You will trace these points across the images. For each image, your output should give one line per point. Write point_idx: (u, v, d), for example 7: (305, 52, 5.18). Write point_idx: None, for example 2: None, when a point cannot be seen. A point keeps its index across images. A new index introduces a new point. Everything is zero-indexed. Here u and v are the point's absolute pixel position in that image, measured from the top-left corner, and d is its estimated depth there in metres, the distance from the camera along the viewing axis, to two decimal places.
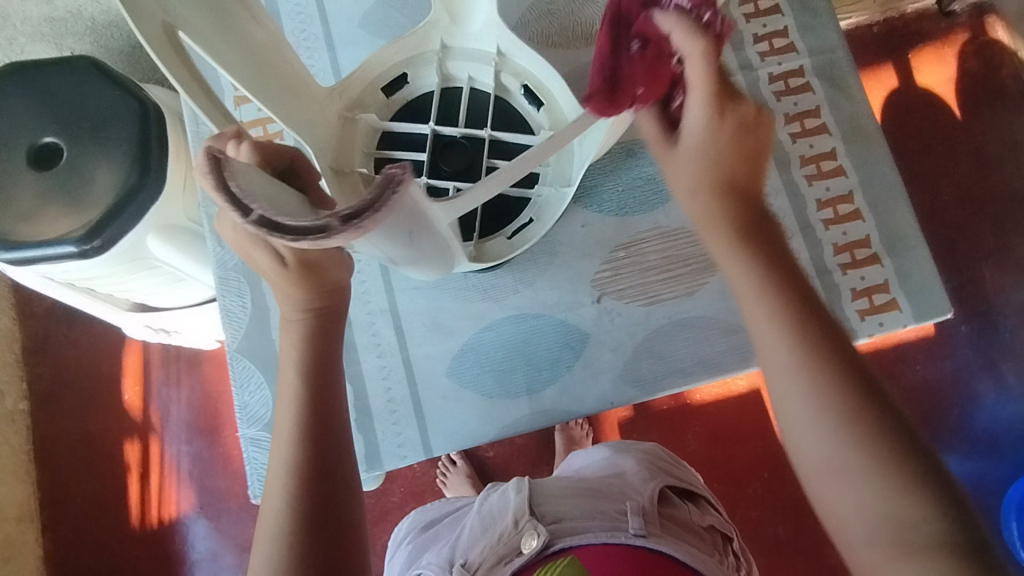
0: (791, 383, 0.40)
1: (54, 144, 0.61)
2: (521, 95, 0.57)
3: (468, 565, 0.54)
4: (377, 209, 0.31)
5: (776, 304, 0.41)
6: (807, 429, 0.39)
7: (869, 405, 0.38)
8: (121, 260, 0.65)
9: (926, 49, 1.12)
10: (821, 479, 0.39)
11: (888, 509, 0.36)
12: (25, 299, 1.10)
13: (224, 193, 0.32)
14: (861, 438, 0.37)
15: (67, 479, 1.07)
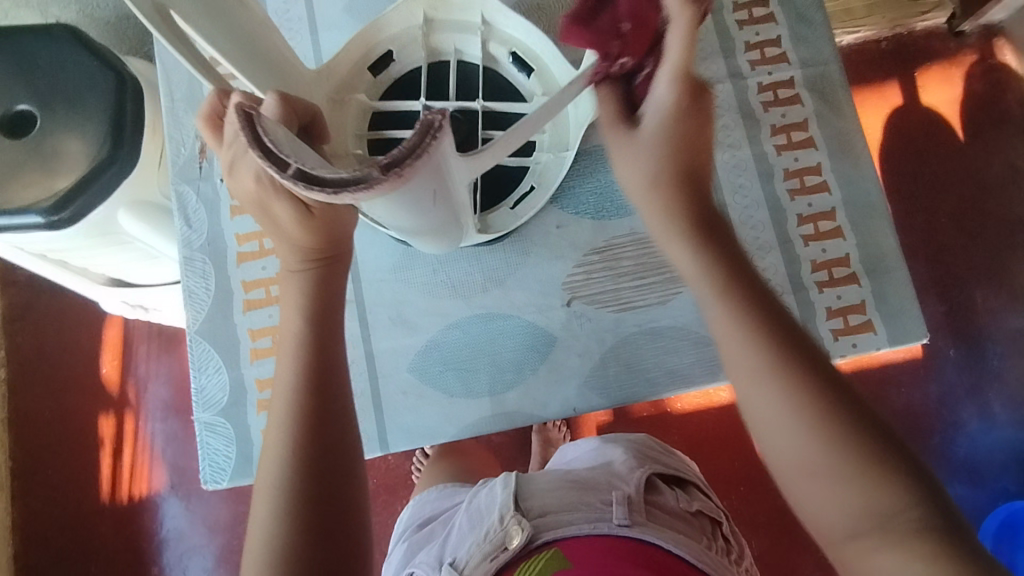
0: (754, 385, 0.39)
1: (28, 112, 0.60)
2: (510, 64, 0.55)
3: (457, 563, 0.53)
4: (416, 158, 0.29)
5: (736, 305, 0.39)
6: (777, 431, 0.38)
7: (834, 400, 0.38)
8: (92, 235, 0.65)
9: (933, 68, 1.10)
10: (796, 479, 0.38)
11: (866, 507, 0.36)
12: (7, 267, 1.09)
13: (258, 147, 0.30)
14: (832, 440, 0.37)
15: (39, 450, 1.06)
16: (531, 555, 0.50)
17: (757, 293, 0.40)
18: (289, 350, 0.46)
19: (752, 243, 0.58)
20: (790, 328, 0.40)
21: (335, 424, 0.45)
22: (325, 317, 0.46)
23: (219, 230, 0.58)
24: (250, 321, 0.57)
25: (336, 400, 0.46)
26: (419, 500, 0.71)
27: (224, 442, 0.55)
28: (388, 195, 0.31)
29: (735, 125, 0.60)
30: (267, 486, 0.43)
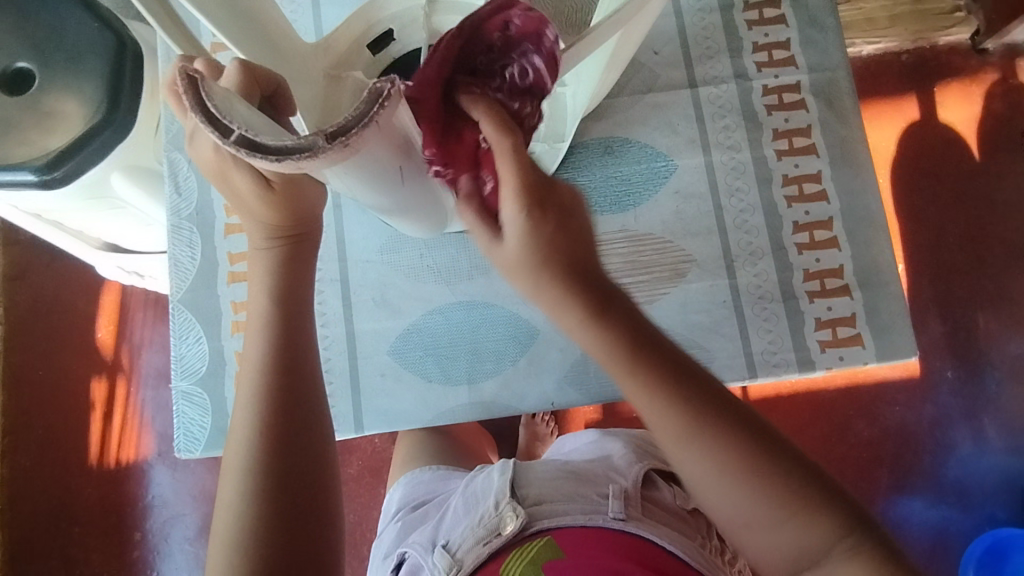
0: (683, 454, 0.40)
1: (27, 69, 0.60)
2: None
3: (450, 545, 0.53)
4: (365, 126, 0.29)
5: (654, 380, 0.38)
6: (711, 489, 0.40)
7: (759, 458, 0.39)
8: (85, 196, 0.65)
9: (953, 84, 1.08)
10: (734, 528, 0.41)
11: (800, 546, 0.39)
12: (11, 227, 1.10)
13: (201, 112, 0.29)
14: (763, 496, 0.39)
15: (31, 408, 1.06)
16: (525, 542, 0.50)
17: (673, 364, 0.39)
18: (257, 326, 0.46)
19: (744, 248, 0.57)
20: (712, 391, 0.39)
21: (304, 402, 0.46)
22: (295, 294, 0.46)
23: (209, 200, 0.58)
24: (234, 294, 0.57)
25: (305, 378, 0.46)
26: (411, 479, 0.68)
27: (199, 412, 0.55)
28: (337, 165, 0.31)
29: (737, 126, 0.59)
30: (237, 459, 0.44)
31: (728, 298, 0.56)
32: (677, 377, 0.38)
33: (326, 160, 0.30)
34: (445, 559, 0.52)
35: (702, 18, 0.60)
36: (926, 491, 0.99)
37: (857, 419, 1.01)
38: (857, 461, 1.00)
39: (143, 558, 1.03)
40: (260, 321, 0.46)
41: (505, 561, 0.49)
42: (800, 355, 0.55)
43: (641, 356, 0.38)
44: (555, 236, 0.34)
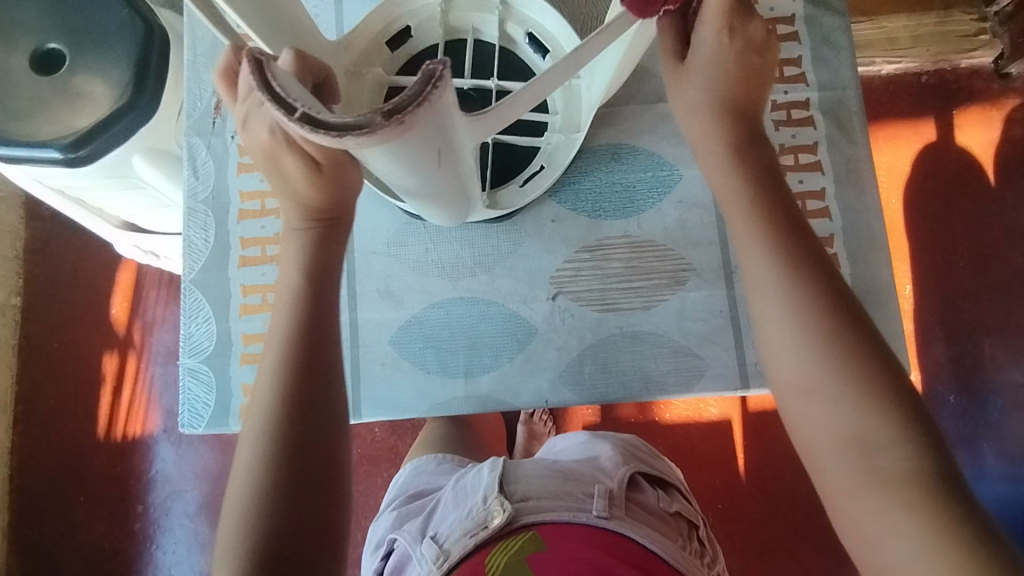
0: (769, 305, 0.42)
1: (57, 50, 0.63)
2: (527, 46, 0.55)
3: (438, 537, 0.54)
4: (419, 105, 0.29)
5: (770, 227, 0.43)
6: (788, 345, 0.41)
7: (845, 324, 0.40)
8: (107, 175, 0.67)
9: (972, 108, 1.08)
10: (795, 399, 0.41)
11: (858, 423, 0.38)
12: (35, 201, 1.13)
13: (268, 92, 0.30)
14: (839, 361, 0.39)
15: (45, 378, 1.09)
16: (509, 535, 0.52)
17: (790, 223, 0.43)
18: (286, 307, 0.46)
19: None
20: (819, 259, 0.42)
21: (319, 388, 0.45)
22: (322, 279, 0.47)
23: (226, 185, 0.60)
24: (244, 277, 0.58)
25: (324, 363, 0.46)
26: (416, 465, 0.70)
27: (204, 389, 0.57)
28: (390, 145, 0.31)
29: None
30: (252, 439, 0.44)
31: (725, 308, 0.57)
32: (790, 233, 0.43)
33: (382, 138, 0.30)
34: (433, 550, 0.53)
35: None
36: None
37: None
38: None
39: (143, 531, 1.06)
40: (287, 303, 0.46)
41: (488, 552, 0.51)
42: None
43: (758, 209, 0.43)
44: (733, 68, 0.45)
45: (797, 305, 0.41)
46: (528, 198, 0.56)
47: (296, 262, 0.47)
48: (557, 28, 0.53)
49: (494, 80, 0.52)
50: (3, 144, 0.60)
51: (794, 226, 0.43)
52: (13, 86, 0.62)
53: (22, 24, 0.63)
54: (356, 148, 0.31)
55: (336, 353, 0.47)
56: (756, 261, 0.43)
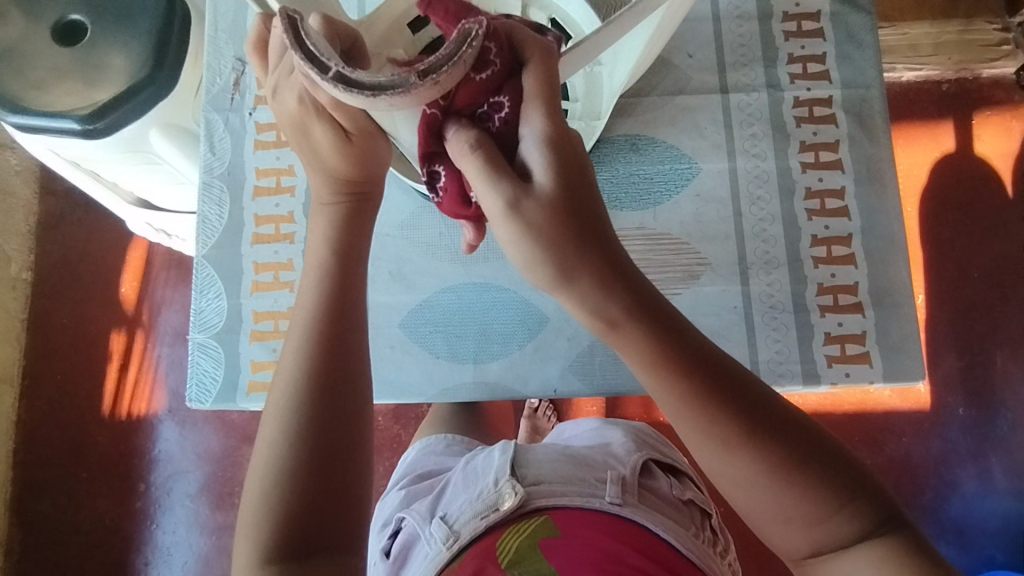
0: (711, 457, 0.43)
1: (80, 22, 0.63)
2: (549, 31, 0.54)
3: (448, 518, 0.54)
4: (454, 64, 0.30)
5: (693, 389, 0.41)
6: (738, 487, 0.43)
7: (783, 456, 0.42)
8: (123, 149, 0.67)
9: (993, 117, 1.07)
10: (760, 524, 0.44)
11: (819, 533, 0.42)
12: (49, 176, 1.14)
13: (301, 52, 0.30)
14: (789, 495, 0.42)
15: (51, 354, 1.10)
16: (521, 519, 0.51)
17: (709, 372, 0.41)
18: (312, 283, 0.46)
19: (759, 256, 0.57)
20: (743, 398, 0.42)
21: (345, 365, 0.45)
22: (350, 256, 0.46)
23: (242, 161, 0.60)
24: (257, 254, 0.58)
25: (350, 343, 0.45)
26: (425, 445, 0.70)
27: (213, 364, 0.57)
28: (422, 105, 0.32)
29: (764, 135, 0.59)
30: (275, 415, 0.43)
31: (738, 304, 0.56)
32: (714, 385, 0.41)
33: (415, 98, 0.30)
34: (443, 530, 0.53)
35: (740, 25, 0.61)
36: (924, 525, 0.97)
37: (863, 445, 0.99)
38: None
39: (144, 509, 1.06)
40: (315, 279, 0.46)
41: (501, 534, 0.50)
42: (806, 368, 0.55)
43: (670, 367, 0.40)
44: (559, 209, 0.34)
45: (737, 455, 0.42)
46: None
47: (324, 236, 0.46)
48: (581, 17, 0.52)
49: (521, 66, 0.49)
50: (23, 114, 0.60)
51: (714, 374, 0.41)
52: (35, 57, 0.62)
53: None
54: (388, 109, 0.31)
55: (360, 333, 0.46)
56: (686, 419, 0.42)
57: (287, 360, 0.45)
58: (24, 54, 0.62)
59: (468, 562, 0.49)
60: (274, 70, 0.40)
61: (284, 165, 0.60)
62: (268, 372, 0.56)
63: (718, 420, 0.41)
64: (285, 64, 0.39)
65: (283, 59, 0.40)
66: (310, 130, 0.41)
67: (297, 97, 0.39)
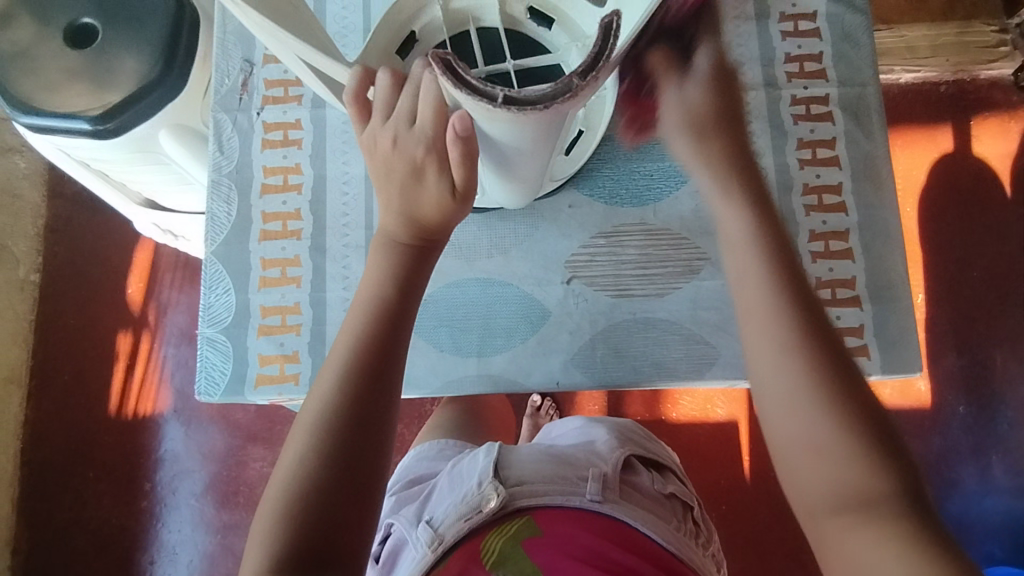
0: (754, 313, 0.45)
1: (90, 25, 0.64)
2: (530, 22, 0.44)
3: (433, 522, 0.54)
4: (608, 56, 0.33)
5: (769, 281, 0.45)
6: (772, 351, 0.44)
7: (820, 340, 0.43)
8: (133, 149, 0.68)
9: (991, 118, 1.08)
10: (775, 409, 0.43)
11: (828, 433, 0.41)
12: (57, 178, 1.15)
13: (466, 87, 0.34)
14: (810, 373, 0.42)
15: (58, 354, 1.11)
16: (504, 520, 0.52)
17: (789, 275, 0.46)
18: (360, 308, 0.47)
19: None
20: (817, 318, 0.44)
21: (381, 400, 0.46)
22: (405, 290, 0.48)
23: (250, 159, 0.61)
24: (264, 251, 0.59)
25: (389, 373, 0.47)
26: (420, 451, 0.71)
27: (221, 358, 0.57)
28: (548, 117, 0.35)
29: (763, 132, 0.60)
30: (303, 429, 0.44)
31: None
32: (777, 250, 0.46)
33: (580, 98, 0.34)
34: (427, 533, 0.54)
35: (737, 24, 0.62)
36: None
37: None
38: None
39: (150, 509, 1.07)
40: (364, 304, 0.48)
41: (484, 537, 0.51)
42: None
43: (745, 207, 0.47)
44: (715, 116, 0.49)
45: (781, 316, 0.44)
46: (577, 164, 0.58)
47: (386, 268, 0.48)
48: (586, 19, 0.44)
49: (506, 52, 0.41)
50: (35, 114, 0.62)
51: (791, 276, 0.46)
52: (48, 59, 0.64)
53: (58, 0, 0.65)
54: (549, 117, 0.35)
55: (399, 361, 0.48)
56: (747, 263, 0.46)
57: (324, 380, 0.46)
58: (38, 56, 0.64)
59: (454, 564, 0.51)
60: (391, 117, 0.42)
61: (291, 164, 0.61)
62: (275, 365, 0.57)
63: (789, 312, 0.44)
64: (401, 110, 0.41)
65: (394, 108, 0.41)
66: (423, 176, 0.44)
67: (422, 148, 0.43)
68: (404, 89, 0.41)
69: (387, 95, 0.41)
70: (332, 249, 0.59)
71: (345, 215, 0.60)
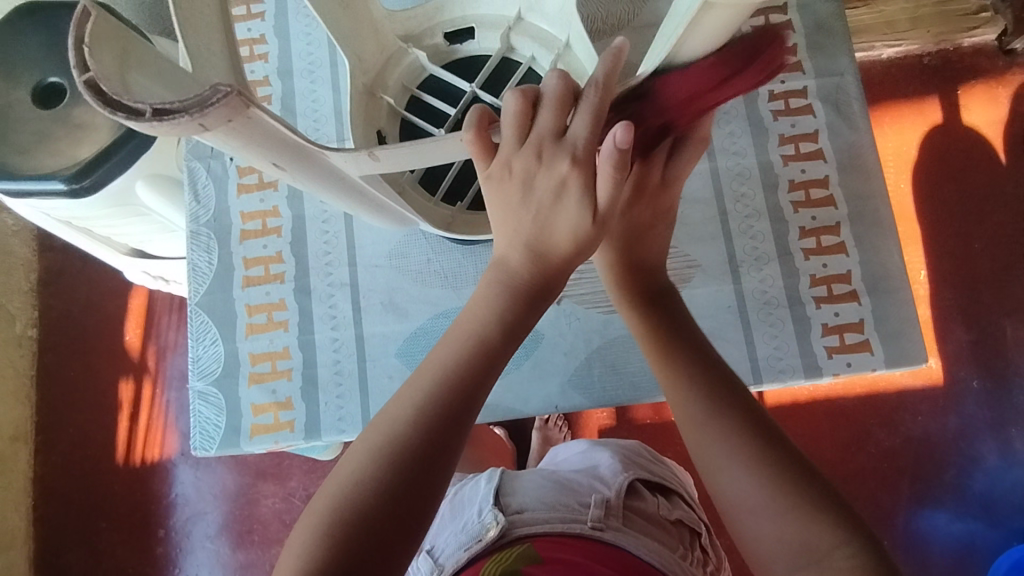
0: (677, 390, 0.46)
1: (59, 84, 0.64)
2: (455, 46, 0.58)
3: (433, 552, 0.56)
4: None
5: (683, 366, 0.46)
6: (697, 425, 0.44)
7: (737, 407, 0.44)
8: (112, 204, 0.68)
9: (977, 86, 1.06)
10: (716, 468, 0.43)
11: (761, 478, 0.41)
12: (46, 232, 1.15)
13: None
14: (732, 435, 0.43)
15: (63, 408, 1.11)
16: (503, 548, 0.52)
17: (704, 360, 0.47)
18: (457, 339, 0.43)
19: (750, 253, 0.57)
20: (727, 383, 0.46)
21: (458, 426, 0.41)
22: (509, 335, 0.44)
23: (227, 206, 0.61)
24: (249, 296, 0.59)
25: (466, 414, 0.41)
26: None
27: (215, 411, 0.57)
28: None
29: (742, 132, 0.59)
30: (365, 443, 0.40)
31: (733, 303, 0.56)
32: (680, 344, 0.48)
33: None
34: (429, 563, 0.55)
35: None
36: (947, 502, 0.96)
37: (878, 429, 0.99)
38: (879, 471, 0.98)
39: (166, 555, 1.06)
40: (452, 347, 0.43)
41: (484, 562, 0.51)
42: (806, 361, 0.55)
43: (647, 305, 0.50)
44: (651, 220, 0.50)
45: (696, 391, 0.45)
46: None
47: (491, 305, 0.44)
48: (491, 9, 0.56)
49: (464, 84, 0.55)
50: (10, 179, 0.61)
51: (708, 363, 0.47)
52: (17, 122, 0.63)
53: (24, 63, 0.65)
54: None
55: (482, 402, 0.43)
56: (664, 360, 0.47)
57: (398, 411, 0.41)
58: (6, 120, 0.63)
59: None
60: (533, 135, 0.40)
61: (269, 207, 0.60)
62: (270, 413, 0.56)
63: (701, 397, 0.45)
64: (543, 127, 0.39)
65: (533, 129, 0.40)
66: (563, 195, 0.41)
67: (567, 163, 0.40)
68: (541, 105, 0.39)
69: (518, 117, 0.40)
70: (317, 290, 0.58)
71: (327, 253, 0.59)
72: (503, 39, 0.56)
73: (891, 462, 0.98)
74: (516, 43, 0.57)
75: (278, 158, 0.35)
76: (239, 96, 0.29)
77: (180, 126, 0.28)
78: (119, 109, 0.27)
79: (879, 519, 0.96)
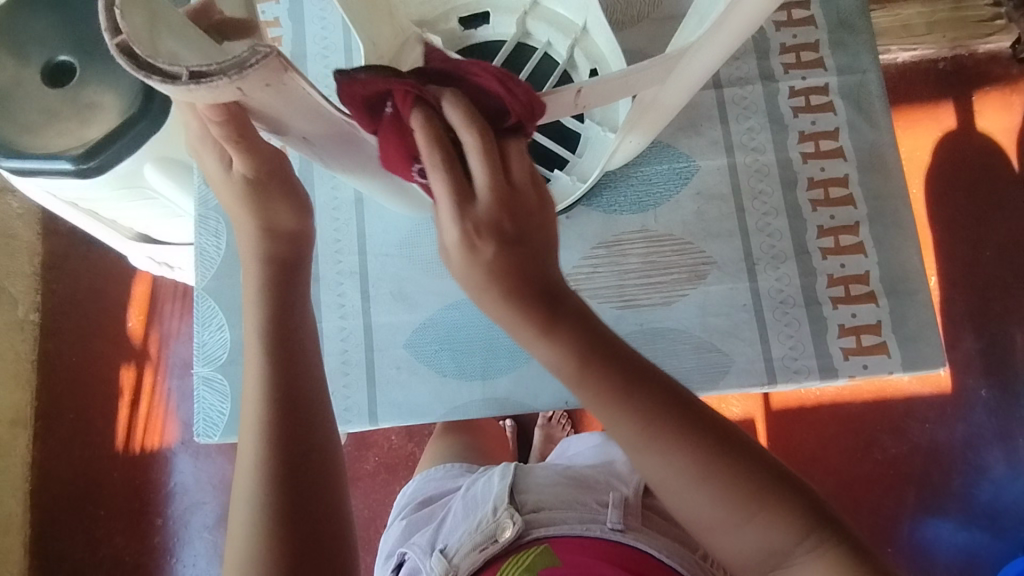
0: (646, 450, 0.39)
1: (68, 62, 0.63)
2: (470, 31, 0.57)
3: (447, 551, 0.54)
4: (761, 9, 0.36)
5: (602, 392, 0.38)
6: (683, 493, 0.40)
7: (713, 462, 0.39)
8: (120, 185, 0.67)
9: (993, 92, 1.04)
10: (711, 532, 0.41)
11: (752, 536, 0.40)
12: (51, 216, 1.14)
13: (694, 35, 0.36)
14: (720, 497, 0.39)
15: (61, 394, 1.09)
16: (519, 550, 0.51)
17: (625, 373, 0.38)
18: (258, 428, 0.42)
19: (766, 251, 0.56)
20: (698, 428, 0.39)
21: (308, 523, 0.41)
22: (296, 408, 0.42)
23: None
24: None
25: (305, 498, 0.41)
26: (425, 475, 0.71)
27: (219, 398, 0.56)
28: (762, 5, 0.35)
29: (762, 128, 0.58)
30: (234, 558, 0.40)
31: (748, 301, 0.55)
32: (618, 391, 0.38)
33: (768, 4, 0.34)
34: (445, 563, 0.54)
35: None
36: (952, 510, 0.95)
37: (885, 435, 0.98)
38: (884, 478, 0.97)
39: (163, 544, 1.06)
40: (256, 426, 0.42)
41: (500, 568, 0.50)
42: (822, 363, 0.54)
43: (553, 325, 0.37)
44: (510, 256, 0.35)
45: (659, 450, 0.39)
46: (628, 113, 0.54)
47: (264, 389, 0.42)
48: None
49: None
50: (16, 157, 0.60)
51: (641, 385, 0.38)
52: (25, 99, 0.62)
53: (36, 40, 0.64)
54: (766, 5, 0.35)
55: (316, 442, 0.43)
56: (616, 420, 0.39)
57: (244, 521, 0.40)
58: (13, 97, 0.63)
59: None
60: None
61: None
62: None
63: (678, 459, 0.39)
64: None
65: None
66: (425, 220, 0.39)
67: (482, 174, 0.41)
68: None
69: None
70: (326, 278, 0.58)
71: (337, 241, 0.58)
72: (519, 23, 0.56)
73: (898, 469, 0.97)
74: (532, 29, 0.56)
75: (299, 122, 0.35)
76: (278, 58, 0.28)
77: (218, 90, 0.28)
78: (154, 70, 0.27)
79: (884, 526, 0.96)
